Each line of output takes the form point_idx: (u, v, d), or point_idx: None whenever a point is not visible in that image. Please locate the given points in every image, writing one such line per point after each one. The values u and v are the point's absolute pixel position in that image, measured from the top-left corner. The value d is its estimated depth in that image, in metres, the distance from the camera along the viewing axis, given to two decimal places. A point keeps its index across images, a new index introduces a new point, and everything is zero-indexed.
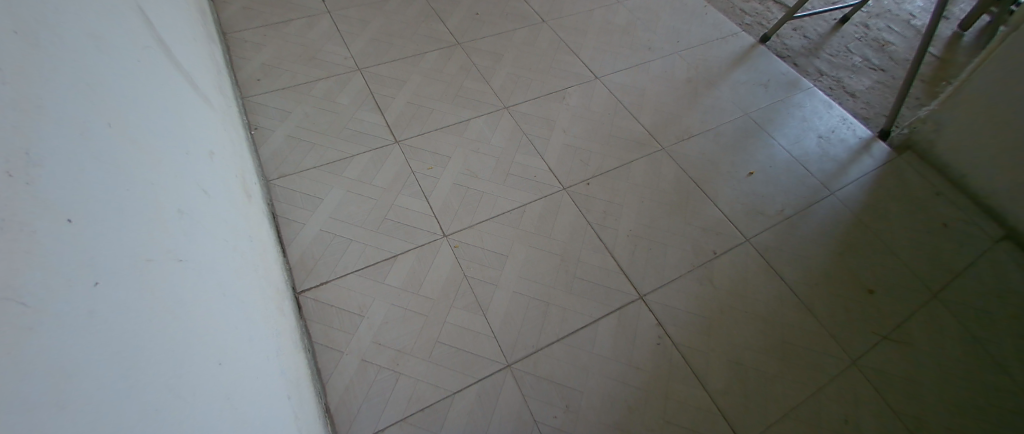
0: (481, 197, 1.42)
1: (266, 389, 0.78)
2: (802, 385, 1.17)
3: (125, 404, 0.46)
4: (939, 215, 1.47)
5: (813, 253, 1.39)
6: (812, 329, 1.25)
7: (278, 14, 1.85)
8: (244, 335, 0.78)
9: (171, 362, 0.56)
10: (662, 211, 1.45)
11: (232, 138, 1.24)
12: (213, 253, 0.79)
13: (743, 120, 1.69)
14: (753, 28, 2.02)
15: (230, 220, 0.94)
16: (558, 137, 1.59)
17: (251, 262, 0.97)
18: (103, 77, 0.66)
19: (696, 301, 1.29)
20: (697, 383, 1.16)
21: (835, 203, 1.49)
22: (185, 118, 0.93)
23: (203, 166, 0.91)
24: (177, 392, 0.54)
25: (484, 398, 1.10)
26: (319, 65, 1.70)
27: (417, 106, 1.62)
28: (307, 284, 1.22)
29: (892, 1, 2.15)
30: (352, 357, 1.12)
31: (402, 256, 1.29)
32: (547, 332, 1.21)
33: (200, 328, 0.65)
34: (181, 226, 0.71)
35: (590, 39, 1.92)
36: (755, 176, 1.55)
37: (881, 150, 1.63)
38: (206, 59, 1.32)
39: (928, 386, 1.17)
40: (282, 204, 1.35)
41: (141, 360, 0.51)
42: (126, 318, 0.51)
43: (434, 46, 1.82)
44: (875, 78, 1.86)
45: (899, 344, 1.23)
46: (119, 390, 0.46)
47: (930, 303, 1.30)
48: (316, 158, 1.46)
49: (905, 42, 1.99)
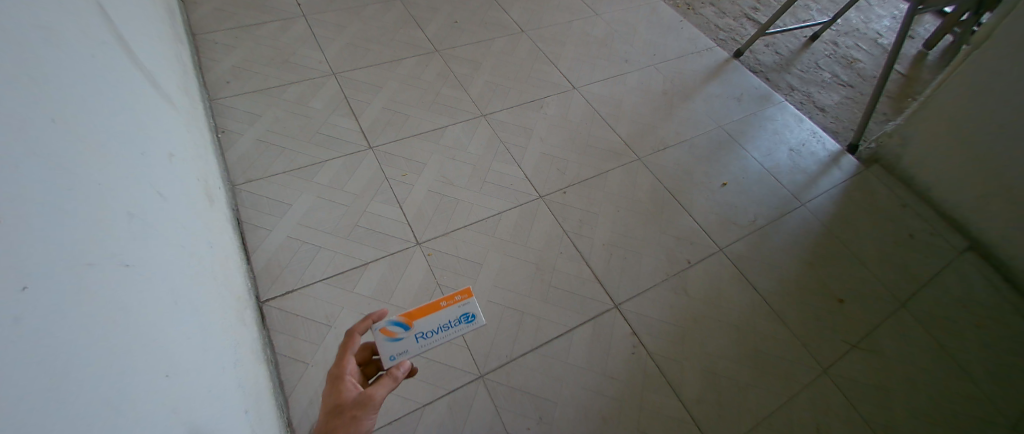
0: (457, 204, 1.40)
1: (219, 402, 0.73)
2: (774, 394, 1.17)
3: (55, 418, 0.42)
4: (906, 226, 1.51)
5: (786, 262, 1.41)
6: (784, 337, 1.26)
7: (251, 16, 1.81)
8: (196, 345, 0.73)
9: (108, 373, 0.52)
10: (637, 220, 1.45)
11: (196, 141, 1.20)
12: (166, 259, 0.75)
13: (717, 132, 1.72)
14: (727, 44, 2.07)
15: (187, 225, 0.89)
16: (535, 146, 1.59)
17: (210, 269, 0.92)
18: (48, 68, 0.62)
19: (671, 309, 1.29)
20: (672, 393, 1.15)
21: (806, 214, 1.52)
22: (143, 117, 0.89)
23: (159, 168, 0.87)
24: (116, 407, 0.50)
25: (456, 409, 1.07)
26: (292, 69, 1.66)
27: (393, 112, 1.60)
28: (272, 293, 1.17)
29: (860, 20, 2.24)
30: (318, 369, 1.08)
31: (374, 264, 1.26)
32: (521, 341, 1.19)
33: (146, 337, 0.61)
34: (130, 230, 0.67)
35: (568, 50, 1.93)
36: (728, 186, 1.57)
37: (850, 163, 1.68)
38: (172, 59, 1.27)
39: (897, 395, 1.19)
40: (248, 209, 1.30)
41: (72, 371, 0.47)
42: (56, 326, 0.47)
43: (412, 53, 1.80)
44: (844, 94, 1.92)
45: (868, 353, 1.25)
46: (49, 403, 0.42)
47: (898, 313, 1.33)
48: (286, 163, 1.42)
49: (872, 60, 2.06)
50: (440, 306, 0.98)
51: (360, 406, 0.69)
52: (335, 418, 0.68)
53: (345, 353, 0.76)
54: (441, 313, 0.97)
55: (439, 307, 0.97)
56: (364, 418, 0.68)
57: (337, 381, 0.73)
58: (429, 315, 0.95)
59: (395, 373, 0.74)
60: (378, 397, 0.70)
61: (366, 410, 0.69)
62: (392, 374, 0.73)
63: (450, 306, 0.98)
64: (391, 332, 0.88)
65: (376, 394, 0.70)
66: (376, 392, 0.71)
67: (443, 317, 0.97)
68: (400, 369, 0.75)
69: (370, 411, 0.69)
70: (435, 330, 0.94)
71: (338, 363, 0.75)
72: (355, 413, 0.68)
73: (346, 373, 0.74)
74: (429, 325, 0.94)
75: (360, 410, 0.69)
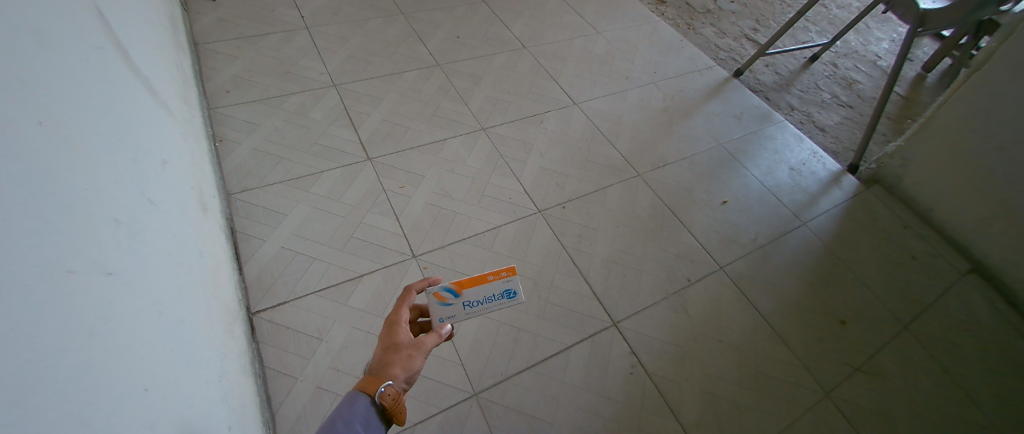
0: (454, 217, 1.39)
1: (200, 413, 0.70)
2: (776, 418, 1.14)
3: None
4: (907, 247, 1.49)
5: (787, 282, 1.39)
6: (786, 359, 1.24)
7: (254, 27, 1.82)
8: (178, 356, 0.71)
9: (83, 387, 0.49)
10: (636, 237, 1.44)
11: (192, 149, 1.19)
12: (151, 266, 0.72)
13: (717, 149, 1.72)
14: (727, 63, 2.08)
15: (177, 234, 0.87)
16: (535, 160, 1.58)
17: (198, 279, 0.90)
18: (37, 71, 0.60)
19: (670, 328, 1.26)
20: (670, 414, 1.12)
21: (807, 233, 1.51)
22: (136, 123, 0.88)
23: (150, 174, 0.85)
24: (85, 423, 0.47)
25: (448, 428, 1.04)
26: (293, 80, 1.66)
27: (393, 124, 1.60)
28: (263, 305, 1.15)
29: (859, 42, 2.25)
30: (306, 384, 1.05)
31: (367, 277, 1.23)
32: (517, 359, 1.16)
33: (123, 348, 0.58)
34: (116, 238, 0.65)
35: (569, 66, 1.94)
36: (728, 204, 1.56)
37: (850, 182, 1.67)
38: (172, 69, 1.27)
39: (901, 419, 1.16)
40: (242, 219, 1.29)
41: (40, 384, 0.44)
42: (26, 336, 0.44)
43: (414, 66, 1.81)
44: (844, 114, 1.92)
45: (871, 377, 1.22)
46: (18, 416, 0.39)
47: (900, 335, 1.30)
48: (283, 172, 1.41)
49: (871, 81, 2.08)
50: (488, 278, 0.89)
51: (414, 348, 0.71)
52: (389, 355, 0.70)
53: (402, 302, 0.78)
54: (488, 285, 0.88)
55: (486, 279, 0.88)
56: (417, 359, 0.70)
57: (393, 324, 0.74)
58: (477, 285, 0.88)
59: (445, 326, 0.75)
60: (429, 344, 0.72)
61: (419, 351, 0.70)
62: (442, 328, 0.75)
63: (496, 281, 0.88)
64: (441, 296, 0.85)
65: (428, 341, 0.72)
66: (429, 339, 0.72)
67: (489, 289, 0.89)
68: (447, 326, 0.76)
69: (422, 354, 0.71)
70: (480, 300, 0.88)
71: (394, 310, 0.76)
72: (409, 353, 0.70)
73: (401, 320, 0.75)
74: (475, 295, 0.88)
75: (414, 351, 0.70)
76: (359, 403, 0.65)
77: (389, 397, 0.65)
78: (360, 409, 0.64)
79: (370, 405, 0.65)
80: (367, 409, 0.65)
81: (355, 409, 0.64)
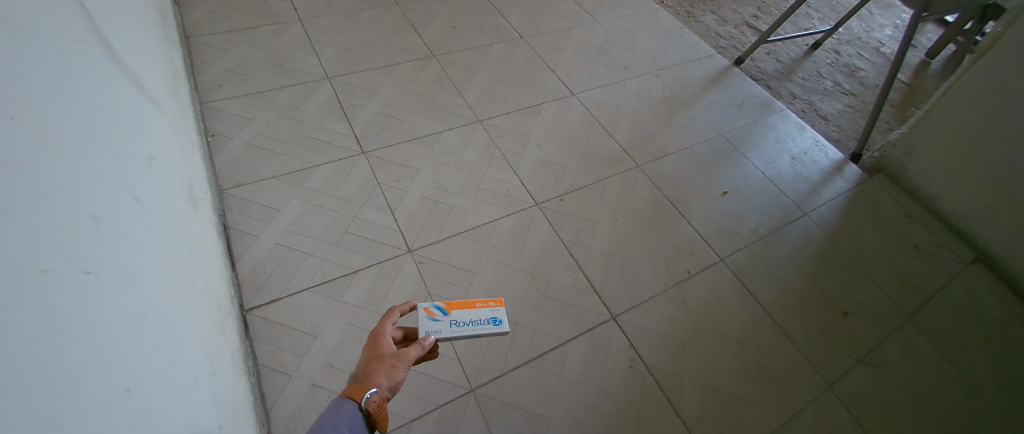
0: (450, 211, 1.37)
1: (186, 413, 0.69)
2: (777, 412, 1.12)
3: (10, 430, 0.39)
4: (911, 237, 1.47)
5: (789, 274, 1.37)
6: (788, 351, 1.22)
7: (246, 20, 1.79)
8: (164, 354, 0.69)
9: (62, 388, 0.48)
10: (635, 229, 1.42)
11: (182, 145, 1.17)
12: (134, 263, 0.71)
13: (718, 139, 1.69)
14: (728, 52, 2.05)
15: (164, 231, 0.86)
16: (532, 152, 1.56)
17: (186, 276, 0.88)
18: (9, 62, 0.57)
19: (670, 321, 1.25)
20: (670, 408, 1.11)
21: (808, 224, 1.49)
22: (120, 118, 0.86)
23: (134, 170, 0.83)
24: (58, 425, 0.45)
25: (445, 425, 1.03)
26: (286, 73, 1.64)
27: (387, 117, 1.57)
28: (257, 302, 1.13)
29: (861, 28, 2.21)
30: (301, 382, 1.04)
31: (362, 272, 1.22)
32: (514, 354, 1.14)
33: (105, 348, 0.57)
34: (95, 235, 0.63)
35: (567, 56, 1.91)
36: (728, 194, 1.53)
37: (853, 171, 1.64)
38: (161, 63, 1.25)
39: (904, 411, 1.15)
40: (235, 215, 1.27)
41: (13, 385, 0.41)
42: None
43: (408, 57, 1.78)
44: (846, 102, 1.89)
45: (874, 368, 1.20)
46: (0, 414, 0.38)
47: (904, 326, 1.28)
48: (275, 167, 1.39)
49: (874, 68, 2.04)
50: (476, 304, 0.94)
51: (399, 357, 0.69)
52: (374, 364, 0.68)
53: (385, 320, 0.75)
54: (475, 309, 0.92)
55: (474, 304, 0.93)
56: (402, 369, 0.69)
57: (377, 334, 0.73)
58: (465, 309, 0.92)
59: (429, 337, 0.74)
60: (413, 355, 0.70)
61: (403, 361, 0.69)
62: (426, 339, 0.73)
63: (483, 306, 0.93)
64: (430, 312, 0.89)
65: (410, 354, 0.70)
66: (411, 351, 0.71)
67: (476, 313, 0.92)
68: (431, 337, 0.74)
69: (407, 364, 0.70)
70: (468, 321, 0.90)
71: (378, 323, 0.74)
72: (393, 363, 0.68)
73: (387, 331, 0.74)
74: (463, 316, 0.91)
75: (399, 360, 0.69)
76: (346, 408, 0.63)
77: (374, 403, 0.64)
78: (346, 414, 0.63)
79: (355, 411, 0.64)
80: (353, 414, 0.63)
81: (341, 414, 0.63)
